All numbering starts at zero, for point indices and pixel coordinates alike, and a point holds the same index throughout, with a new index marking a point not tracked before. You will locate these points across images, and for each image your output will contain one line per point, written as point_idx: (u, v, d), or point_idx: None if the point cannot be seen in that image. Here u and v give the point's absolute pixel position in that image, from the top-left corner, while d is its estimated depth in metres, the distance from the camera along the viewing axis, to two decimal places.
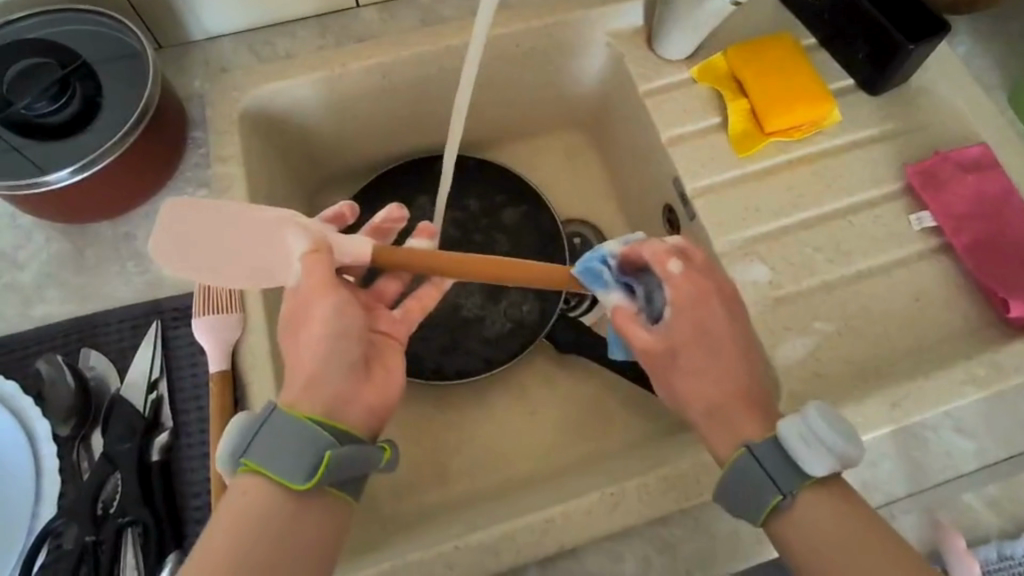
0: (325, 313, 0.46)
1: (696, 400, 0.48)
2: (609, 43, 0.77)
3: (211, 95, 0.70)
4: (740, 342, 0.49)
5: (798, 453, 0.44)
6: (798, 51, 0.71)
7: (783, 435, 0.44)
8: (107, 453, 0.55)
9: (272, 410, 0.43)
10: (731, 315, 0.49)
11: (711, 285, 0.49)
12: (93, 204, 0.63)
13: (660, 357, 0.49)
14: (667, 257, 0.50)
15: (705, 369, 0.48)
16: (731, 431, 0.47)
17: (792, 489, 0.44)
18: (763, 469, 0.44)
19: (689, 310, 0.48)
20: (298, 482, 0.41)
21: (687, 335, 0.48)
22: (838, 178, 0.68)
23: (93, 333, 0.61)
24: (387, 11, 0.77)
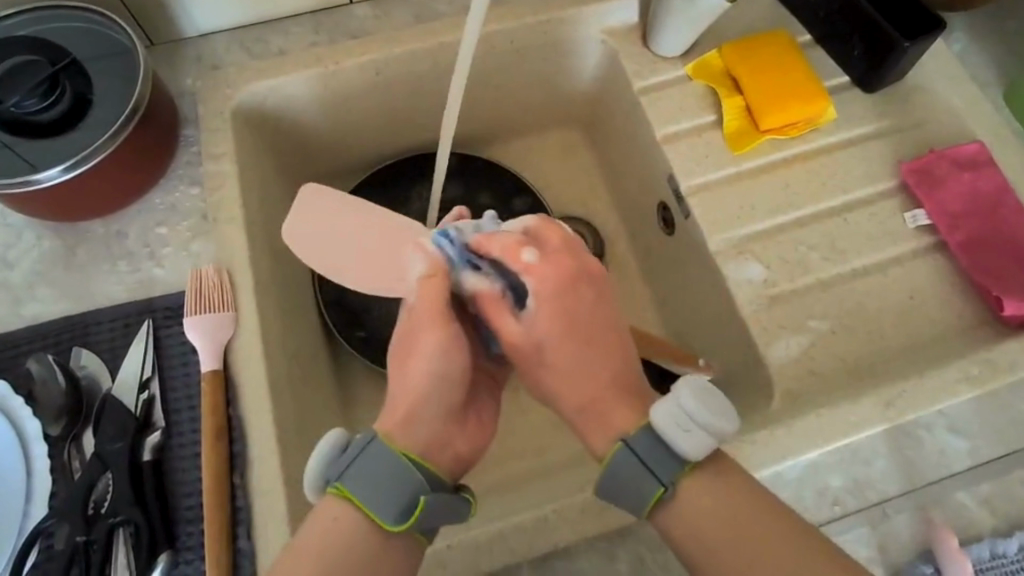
0: (431, 354, 0.45)
1: (570, 395, 0.46)
2: (603, 40, 0.76)
3: (203, 92, 0.70)
4: (609, 331, 0.47)
5: (673, 440, 0.43)
6: (793, 48, 0.71)
7: (658, 424, 0.44)
8: (98, 453, 0.54)
9: (373, 440, 0.43)
10: (600, 297, 0.47)
11: (570, 269, 0.47)
12: (84, 202, 0.63)
13: (529, 353, 0.47)
14: (517, 247, 0.47)
15: (579, 365, 0.46)
16: (607, 424, 0.45)
17: (672, 479, 0.44)
18: (641, 462, 0.44)
19: (553, 301, 0.46)
20: (389, 521, 0.42)
21: (553, 328, 0.46)
22: (833, 176, 0.67)
23: (84, 331, 0.61)
24: (380, 7, 0.77)
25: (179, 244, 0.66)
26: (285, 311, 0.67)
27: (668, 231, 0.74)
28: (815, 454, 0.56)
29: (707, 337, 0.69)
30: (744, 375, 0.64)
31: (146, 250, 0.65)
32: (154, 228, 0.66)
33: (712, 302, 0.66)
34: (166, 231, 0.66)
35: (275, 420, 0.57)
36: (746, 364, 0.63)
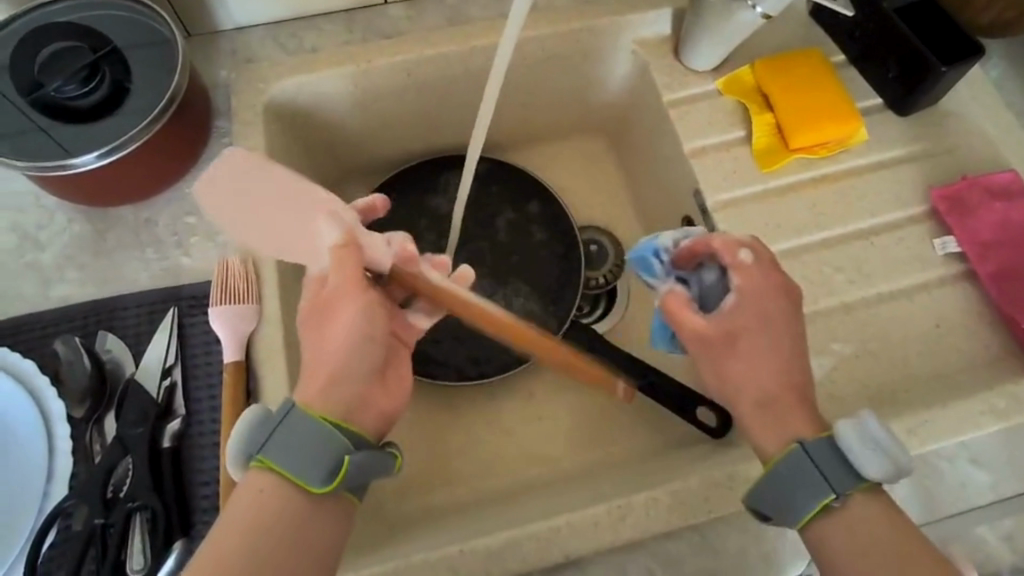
0: (349, 311, 0.47)
1: (751, 390, 0.47)
2: (635, 51, 0.77)
3: (237, 85, 0.71)
4: (795, 342, 0.49)
5: (854, 456, 0.44)
6: (826, 67, 0.70)
7: (842, 435, 0.44)
8: (119, 437, 0.55)
9: (289, 408, 0.43)
10: (795, 315, 0.50)
11: (780, 281, 0.50)
12: (117, 188, 0.64)
13: (715, 343, 0.49)
14: (737, 246, 0.52)
15: (762, 363, 0.47)
16: (780, 423, 0.46)
17: (847, 489, 0.43)
18: (817, 466, 0.44)
19: (753, 298, 0.49)
20: (315, 484, 0.42)
21: (748, 323, 0.48)
22: (862, 198, 0.67)
23: (111, 316, 0.62)
24: (414, 8, 0.78)
25: (206, 235, 0.66)
26: None
27: None
28: None
29: None
30: None
31: (174, 238, 0.66)
32: (183, 217, 0.67)
33: None
34: (195, 220, 0.67)
35: None
36: None
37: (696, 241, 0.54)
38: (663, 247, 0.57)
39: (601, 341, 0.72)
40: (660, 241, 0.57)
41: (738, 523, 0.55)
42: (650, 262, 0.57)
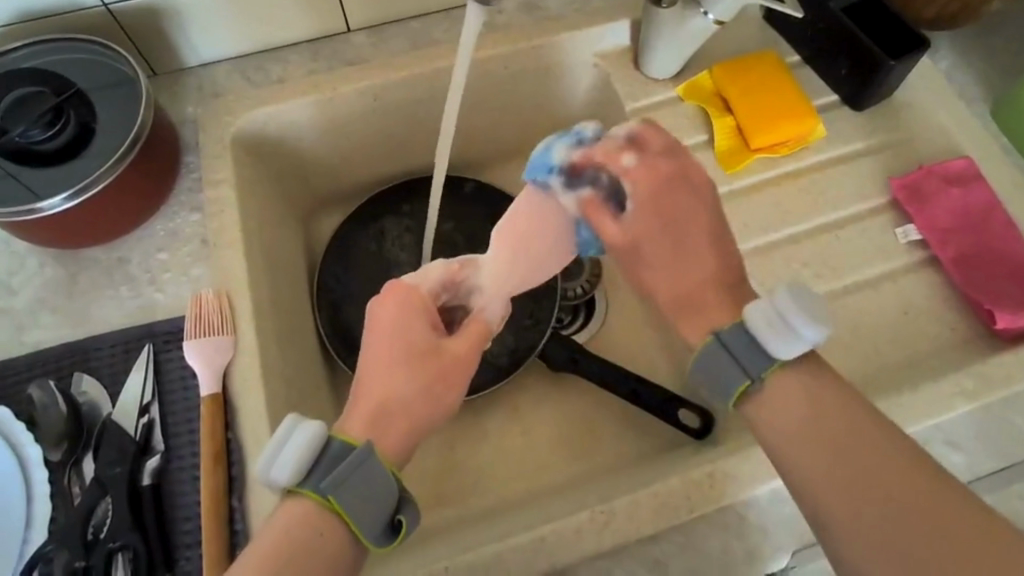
0: (461, 387, 0.49)
1: (670, 288, 0.50)
2: (597, 63, 0.79)
3: (204, 120, 0.71)
4: (709, 224, 0.51)
5: (766, 338, 0.45)
6: (781, 67, 0.72)
7: (750, 321, 0.46)
8: (97, 478, 0.54)
9: (369, 456, 0.43)
10: (698, 197, 0.51)
11: (667, 169, 0.52)
12: (87, 228, 0.64)
13: (624, 252, 0.52)
14: (619, 152, 0.53)
15: (678, 259, 0.50)
16: (702, 316, 0.49)
17: (759, 372, 0.46)
18: (731, 356, 0.46)
19: (653, 203, 0.51)
20: (371, 539, 0.43)
21: (647, 230, 0.51)
22: (825, 193, 0.68)
23: (86, 357, 0.61)
24: (377, 34, 0.79)
25: (179, 270, 0.66)
26: (284, 334, 0.68)
27: None
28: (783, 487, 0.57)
29: None
30: None
31: (148, 275, 0.66)
32: (155, 254, 0.67)
33: None
34: (167, 256, 0.67)
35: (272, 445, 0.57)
36: None
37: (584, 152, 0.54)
38: (557, 161, 0.55)
39: (581, 350, 0.73)
40: (553, 152, 0.56)
41: (722, 521, 0.56)
42: (546, 175, 0.56)
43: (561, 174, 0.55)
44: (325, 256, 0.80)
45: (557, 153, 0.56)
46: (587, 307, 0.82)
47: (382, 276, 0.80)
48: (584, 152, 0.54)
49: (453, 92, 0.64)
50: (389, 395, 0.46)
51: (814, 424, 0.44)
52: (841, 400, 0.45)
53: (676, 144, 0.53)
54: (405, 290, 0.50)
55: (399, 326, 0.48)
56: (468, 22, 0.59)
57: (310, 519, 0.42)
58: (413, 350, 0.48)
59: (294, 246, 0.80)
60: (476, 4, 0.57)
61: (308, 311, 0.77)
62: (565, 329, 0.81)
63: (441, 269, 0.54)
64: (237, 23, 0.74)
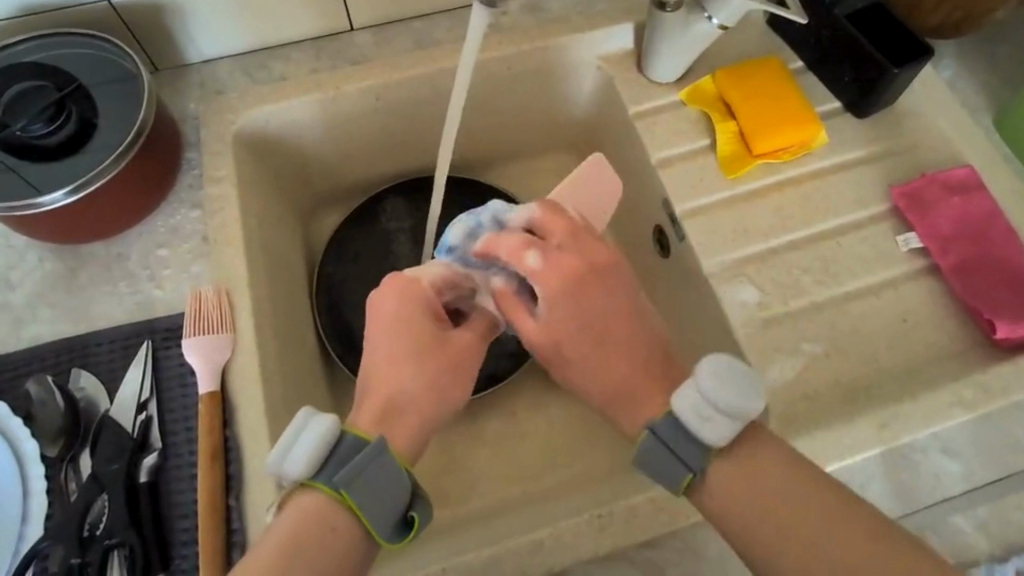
0: (469, 380, 0.50)
1: (605, 386, 0.49)
2: (599, 66, 0.79)
3: (205, 117, 0.71)
4: (636, 329, 0.50)
5: (693, 425, 0.46)
6: (784, 73, 0.72)
7: (680, 411, 0.46)
8: (94, 474, 0.54)
9: (382, 453, 0.43)
10: (616, 285, 0.50)
11: (579, 266, 0.49)
12: (88, 223, 0.64)
13: (554, 357, 0.50)
14: (522, 250, 0.49)
15: (606, 364, 0.49)
16: (631, 403, 0.48)
17: (701, 466, 0.46)
18: (668, 448, 0.46)
19: (564, 303, 0.49)
20: (383, 535, 0.43)
21: (573, 328, 0.49)
22: (826, 200, 0.68)
23: (85, 353, 0.61)
24: (380, 33, 0.79)
25: (179, 266, 0.66)
26: (283, 332, 0.67)
27: (664, 255, 0.75)
28: None
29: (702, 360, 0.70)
30: None
31: (147, 272, 0.66)
32: (155, 250, 0.67)
33: (707, 324, 0.67)
34: (167, 253, 0.67)
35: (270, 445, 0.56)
36: None
37: (487, 241, 0.51)
38: (454, 243, 0.56)
39: None
40: (451, 234, 0.56)
41: None
42: (448, 257, 0.55)
43: (472, 257, 0.53)
44: (326, 254, 0.79)
45: (456, 244, 0.55)
46: None
47: (383, 275, 0.80)
48: (490, 240, 0.51)
49: (457, 91, 0.64)
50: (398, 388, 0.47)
51: (757, 493, 0.45)
52: (787, 470, 0.46)
53: (582, 226, 0.52)
54: (407, 282, 0.51)
55: (403, 319, 0.49)
56: (473, 23, 0.59)
57: (323, 514, 0.42)
58: (421, 343, 0.48)
59: (294, 244, 0.79)
60: (482, 6, 0.56)
61: (307, 310, 0.77)
62: None
63: (439, 269, 0.53)
64: (240, 20, 0.74)
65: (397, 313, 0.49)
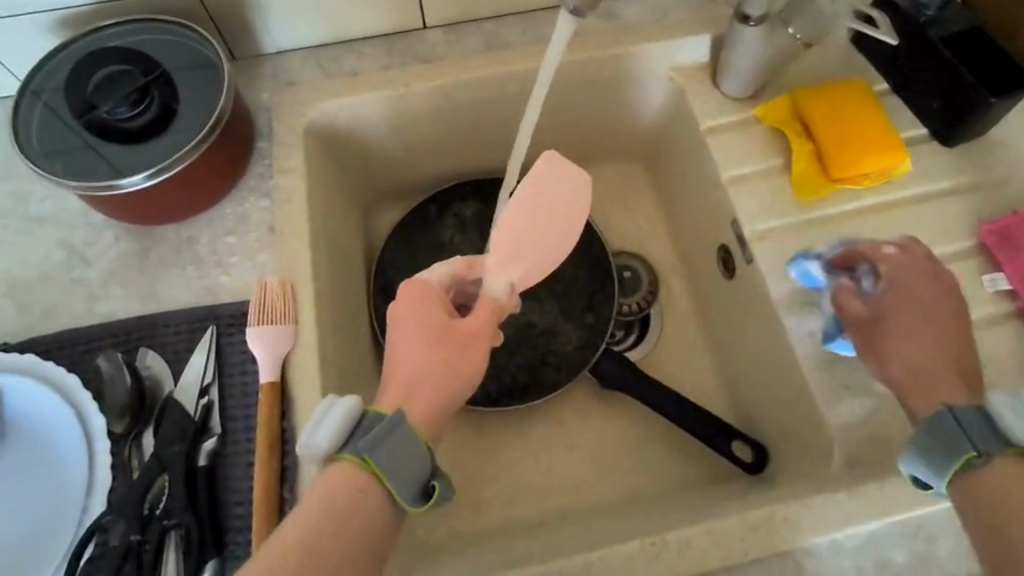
0: (484, 353, 0.48)
1: (903, 363, 0.49)
2: (672, 77, 0.77)
3: (279, 109, 0.72)
4: (932, 317, 0.50)
5: (1014, 429, 0.40)
6: (869, 96, 0.70)
7: (996, 405, 0.42)
8: (156, 454, 0.55)
9: (401, 424, 0.42)
10: (943, 293, 0.51)
11: (932, 268, 0.53)
12: (163, 207, 0.65)
13: (874, 335, 0.52)
14: (880, 245, 0.56)
15: (911, 333, 0.49)
16: (932, 392, 0.46)
17: (991, 451, 0.40)
18: (961, 427, 0.42)
19: (911, 284, 0.52)
20: (409, 502, 0.41)
21: (898, 302, 0.51)
22: (908, 231, 0.65)
23: (153, 333, 0.63)
24: (453, 32, 0.79)
25: (246, 254, 0.67)
26: (340, 326, 0.68)
27: (726, 275, 0.73)
28: (839, 534, 0.55)
29: (762, 388, 0.68)
30: (802, 431, 0.62)
31: (215, 258, 0.67)
32: (224, 237, 0.68)
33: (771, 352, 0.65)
34: (235, 240, 0.68)
35: None
36: (806, 421, 0.61)
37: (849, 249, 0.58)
38: (819, 260, 0.60)
39: (633, 367, 0.73)
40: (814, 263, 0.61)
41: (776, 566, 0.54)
42: (810, 269, 0.61)
43: (834, 263, 0.59)
44: (385, 250, 0.80)
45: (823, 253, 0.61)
46: (640, 325, 0.81)
47: None
48: (853, 250, 0.58)
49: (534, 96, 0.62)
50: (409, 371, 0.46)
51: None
52: None
53: (931, 254, 0.55)
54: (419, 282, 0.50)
55: (411, 312, 0.48)
56: (562, 26, 0.57)
57: (348, 485, 0.41)
58: (428, 329, 0.47)
59: (354, 238, 0.80)
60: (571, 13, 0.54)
61: (363, 305, 0.77)
62: (618, 344, 0.80)
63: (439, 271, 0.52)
64: (316, 13, 0.75)
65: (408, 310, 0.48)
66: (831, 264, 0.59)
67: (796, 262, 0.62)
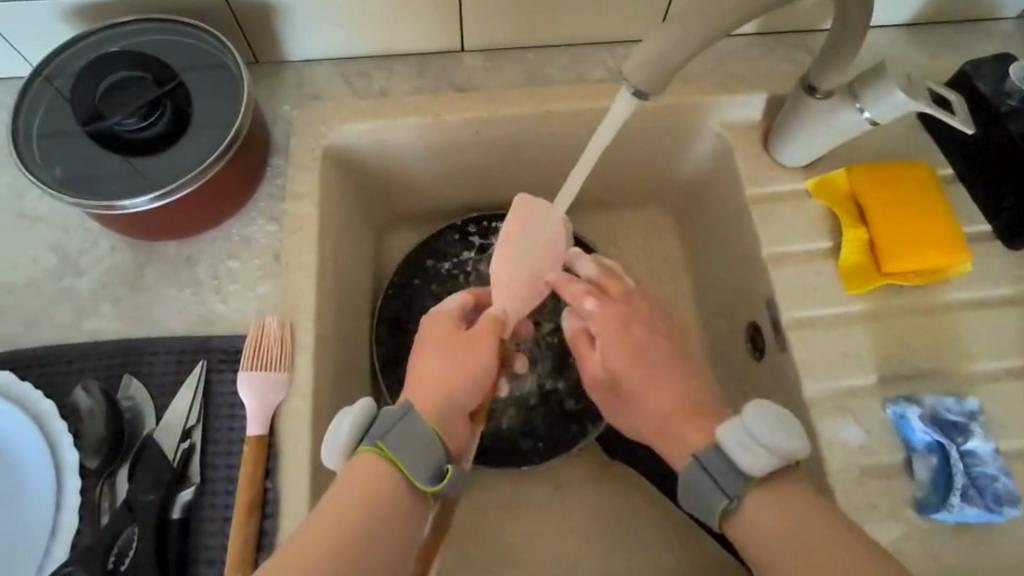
0: (488, 354, 0.52)
1: (653, 413, 0.52)
2: (720, 132, 0.71)
3: (298, 128, 0.68)
4: (687, 378, 0.53)
5: (739, 457, 0.46)
6: (934, 184, 0.64)
7: (724, 442, 0.47)
8: (128, 502, 0.52)
9: (411, 410, 0.46)
10: (659, 337, 0.55)
11: (627, 313, 0.56)
12: (164, 226, 0.61)
13: (613, 389, 0.56)
14: (586, 296, 0.58)
15: (672, 390, 0.52)
16: (682, 443, 0.50)
17: (738, 493, 0.46)
18: (711, 478, 0.47)
19: (615, 342, 0.55)
20: (424, 482, 0.43)
21: (629, 363, 0.54)
22: (956, 339, 0.61)
23: (139, 361, 0.59)
24: (491, 60, 0.73)
25: (247, 283, 0.63)
26: (339, 368, 0.64)
27: (756, 355, 0.69)
28: None
29: None
30: None
31: (214, 283, 0.63)
32: (225, 261, 0.64)
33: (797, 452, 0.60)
34: (237, 266, 0.64)
35: (309, 504, 0.53)
36: None
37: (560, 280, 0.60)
38: (921, 416, 0.57)
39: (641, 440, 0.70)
40: (919, 424, 0.57)
41: None
42: (910, 420, 0.57)
43: (933, 419, 0.57)
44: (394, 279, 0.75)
45: (935, 411, 0.57)
46: None
47: None
48: (564, 278, 0.60)
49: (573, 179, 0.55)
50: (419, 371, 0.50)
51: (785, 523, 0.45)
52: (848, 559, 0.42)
53: (634, 291, 0.59)
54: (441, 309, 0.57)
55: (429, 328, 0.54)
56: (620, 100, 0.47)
57: (366, 468, 0.44)
58: (439, 334, 0.53)
59: (365, 266, 0.76)
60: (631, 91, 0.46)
61: (366, 340, 0.73)
62: None
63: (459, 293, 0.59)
64: (347, 25, 0.70)
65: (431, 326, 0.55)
66: (945, 422, 0.57)
67: (897, 408, 0.58)
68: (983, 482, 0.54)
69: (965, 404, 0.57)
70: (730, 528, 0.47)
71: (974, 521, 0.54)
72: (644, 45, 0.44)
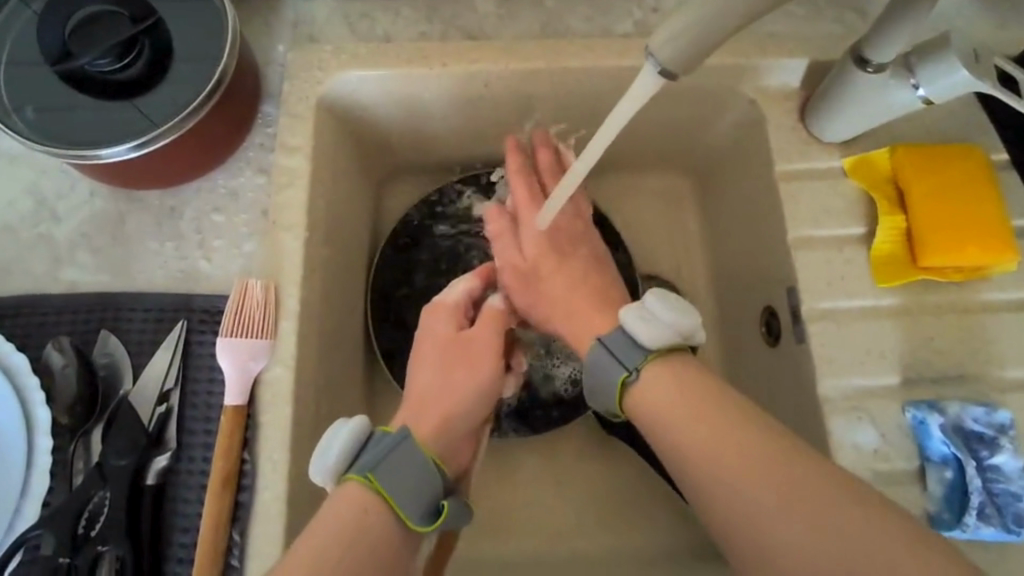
0: (493, 364, 0.51)
1: (562, 304, 0.53)
2: (753, 99, 0.65)
3: (291, 73, 0.62)
4: (596, 267, 0.55)
5: (638, 330, 0.46)
6: (985, 170, 0.58)
7: (624, 318, 0.47)
8: (100, 466, 0.49)
9: (408, 438, 0.44)
10: (578, 237, 0.57)
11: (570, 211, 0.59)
12: (143, 175, 0.57)
13: (529, 274, 0.55)
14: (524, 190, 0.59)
15: (571, 285, 0.53)
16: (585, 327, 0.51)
17: (637, 364, 0.45)
18: (612, 355, 0.46)
19: (539, 236, 0.56)
20: (417, 521, 0.41)
21: (541, 255, 0.55)
22: (991, 343, 0.56)
23: (116, 317, 0.56)
24: (506, 5, 0.67)
25: (231, 239, 0.59)
26: (328, 334, 0.61)
27: (769, 341, 0.65)
28: None
29: None
30: None
31: (197, 237, 0.59)
32: (210, 214, 0.60)
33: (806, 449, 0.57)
34: (222, 220, 0.60)
35: (288, 477, 0.51)
36: None
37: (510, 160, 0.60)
38: (942, 424, 0.53)
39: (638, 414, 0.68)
40: (938, 433, 0.53)
41: None
42: (929, 427, 0.53)
43: (957, 427, 0.53)
44: (391, 239, 0.71)
45: (959, 420, 0.53)
46: None
47: (444, 282, 0.71)
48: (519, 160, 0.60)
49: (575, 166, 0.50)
50: (418, 385, 0.50)
51: (689, 405, 0.42)
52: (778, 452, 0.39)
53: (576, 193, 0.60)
54: (442, 309, 0.55)
55: (429, 332, 0.53)
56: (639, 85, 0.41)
57: (355, 499, 0.41)
58: (440, 342, 0.52)
59: (362, 224, 0.72)
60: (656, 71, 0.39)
61: (359, 302, 0.70)
62: None
63: (468, 277, 0.57)
64: None
65: (432, 325, 0.54)
66: (970, 434, 0.53)
67: (917, 413, 0.54)
68: (1004, 500, 0.51)
69: (996, 416, 0.53)
70: (631, 405, 0.45)
71: (989, 539, 0.51)
72: (678, 13, 0.37)
